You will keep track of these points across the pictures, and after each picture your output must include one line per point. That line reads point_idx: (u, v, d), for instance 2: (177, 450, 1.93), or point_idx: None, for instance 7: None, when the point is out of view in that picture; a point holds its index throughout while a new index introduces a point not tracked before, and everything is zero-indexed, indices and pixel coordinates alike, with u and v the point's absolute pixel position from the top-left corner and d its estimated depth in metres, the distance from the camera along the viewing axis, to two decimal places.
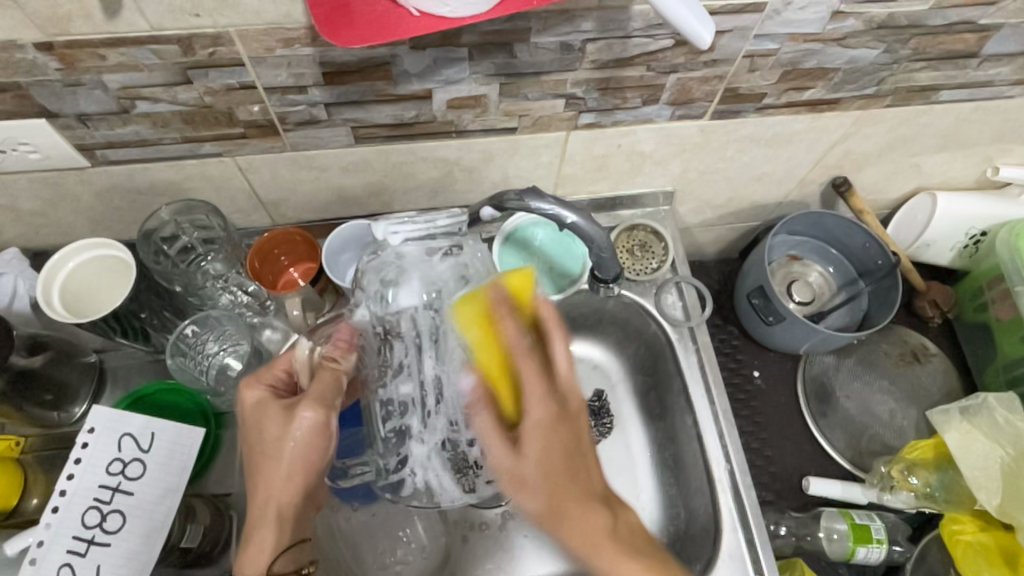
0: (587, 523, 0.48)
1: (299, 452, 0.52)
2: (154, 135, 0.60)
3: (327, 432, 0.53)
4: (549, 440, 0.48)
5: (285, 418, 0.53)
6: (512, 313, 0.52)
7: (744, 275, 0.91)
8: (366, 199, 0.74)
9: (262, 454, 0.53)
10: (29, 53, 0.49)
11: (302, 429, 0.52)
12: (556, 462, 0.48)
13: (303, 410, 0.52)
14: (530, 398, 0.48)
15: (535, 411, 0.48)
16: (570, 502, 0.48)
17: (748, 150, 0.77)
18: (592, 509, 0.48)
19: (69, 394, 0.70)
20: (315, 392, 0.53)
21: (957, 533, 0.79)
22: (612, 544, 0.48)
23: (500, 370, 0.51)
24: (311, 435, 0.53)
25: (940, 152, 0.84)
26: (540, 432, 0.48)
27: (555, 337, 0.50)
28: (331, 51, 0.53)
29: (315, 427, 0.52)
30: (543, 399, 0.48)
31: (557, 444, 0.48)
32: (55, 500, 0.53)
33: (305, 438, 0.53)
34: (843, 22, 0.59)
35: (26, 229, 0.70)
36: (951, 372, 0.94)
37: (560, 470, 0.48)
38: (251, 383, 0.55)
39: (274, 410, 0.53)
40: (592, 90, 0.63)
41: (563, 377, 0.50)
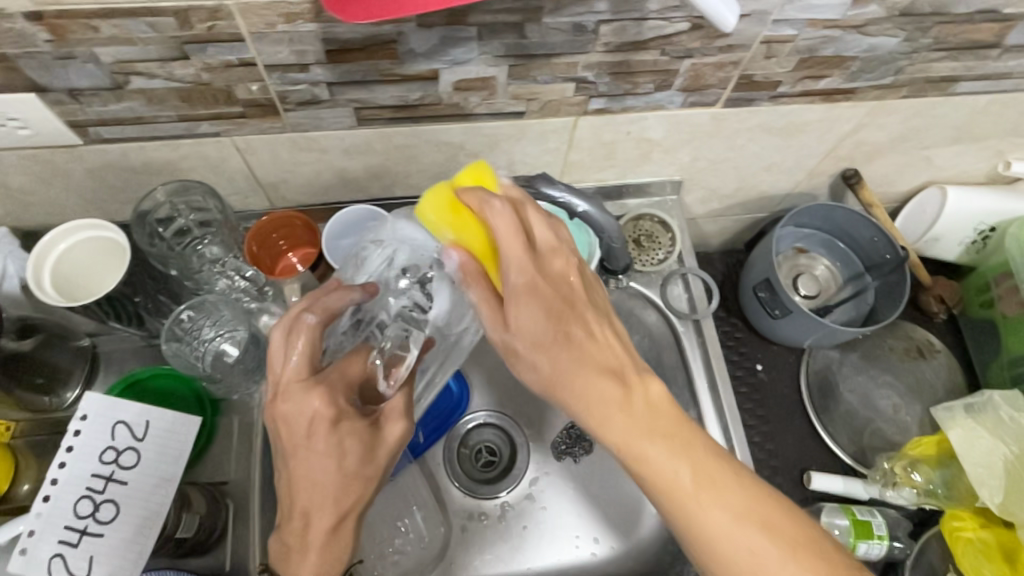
0: (594, 393, 0.48)
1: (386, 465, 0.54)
2: (149, 112, 0.58)
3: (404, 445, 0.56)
4: (538, 300, 0.48)
5: (376, 429, 0.53)
6: (496, 196, 0.50)
7: (750, 267, 0.90)
8: (368, 183, 0.72)
9: (348, 474, 0.52)
10: (17, 23, 0.47)
11: (394, 446, 0.54)
12: (541, 323, 0.48)
13: (399, 427, 0.54)
14: (512, 267, 0.48)
15: (526, 295, 0.48)
16: (570, 369, 0.48)
17: (759, 139, 0.76)
18: (603, 379, 0.49)
19: (60, 378, 0.68)
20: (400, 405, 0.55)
21: (958, 530, 0.78)
22: (624, 419, 0.48)
23: (483, 249, 0.51)
24: (396, 449, 0.54)
25: (953, 145, 0.82)
26: (528, 301, 0.48)
27: (528, 200, 0.50)
28: (335, 27, 0.51)
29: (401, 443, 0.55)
30: (528, 259, 0.48)
31: (544, 305, 0.48)
32: (46, 489, 0.52)
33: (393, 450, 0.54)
34: (864, 9, 0.58)
35: (15, 208, 0.68)
36: (956, 368, 0.94)
37: (550, 337, 0.48)
38: (330, 396, 0.51)
39: (360, 425, 0.52)
40: (603, 74, 0.61)
41: (545, 243, 0.50)
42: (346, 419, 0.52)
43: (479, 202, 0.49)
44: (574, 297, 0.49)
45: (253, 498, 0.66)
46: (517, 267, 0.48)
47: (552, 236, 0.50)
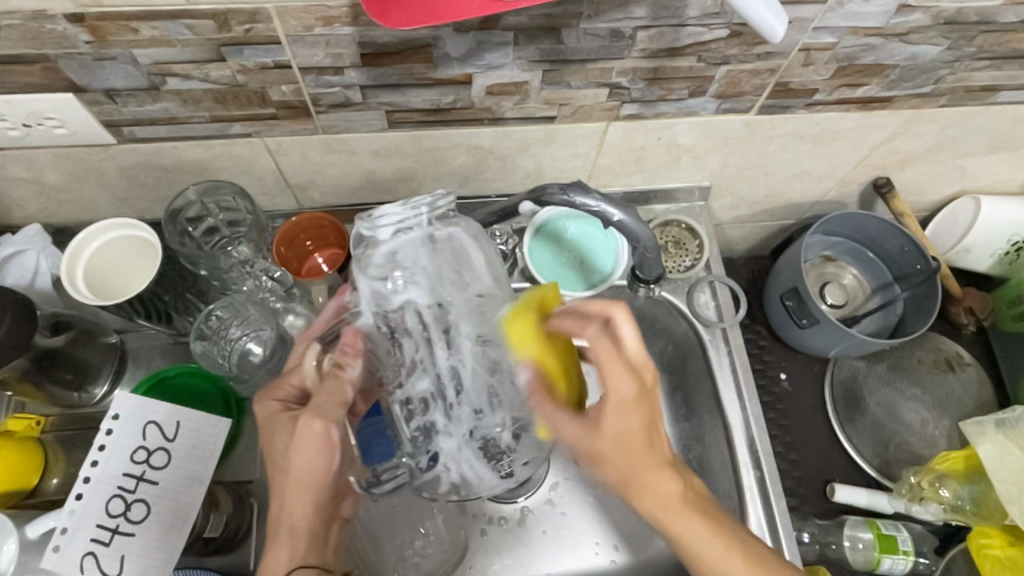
0: (664, 498, 0.50)
1: (309, 463, 0.54)
2: (183, 112, 0.58)
3: (330, 443, 0.54)
4: (628, 443, 0.48)
5: (290, 426, 0.55)
6: (565, 318, 0.49)
7: (777, 275, 0.89)
8: (396, 185, 0.72)
9: (273, 467, 0.55)
10: (59, 25, 0.47)
11: (306, 440, 0.53)
12: (639, 460, 0.49)
13: (307, 420, 0.53)
14: (605, 409, 0.48)
15: (608, 421, 0.48)
16: (650, 485, 0.49)
17: (791, 146, 0.75)
18: (674, 486, 0.50)
19: (89, 373, 0.69)
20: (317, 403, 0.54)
21: (985, 547, 0.77)
22: (698, 526, 0.50)
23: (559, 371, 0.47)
24: (316, 447, 0.54)
25: (989, 154, 0.81)
26: (623, 432, 0.48)
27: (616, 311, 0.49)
28: (372, 31, 0.51)
29: (319, 438, 0.53)
30: (614, 406, 0.48)
31: (638, 434, 0.48)
32: (79, 487, 0.53)
33: (307, 449, 0.53)
34: (908, 16, 0.56)
35: (48, 204, 0.68)
36: (985, 382, 0.92)
37: (642, 455, 0.49)
38: (261, 396, 0.57)
39: (282, 422, 0.55)
40: (638, 80, 0.60)
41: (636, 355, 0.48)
42: (273, 419, 0.56)
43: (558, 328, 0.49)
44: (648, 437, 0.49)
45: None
46: (607, 410, 0.48)
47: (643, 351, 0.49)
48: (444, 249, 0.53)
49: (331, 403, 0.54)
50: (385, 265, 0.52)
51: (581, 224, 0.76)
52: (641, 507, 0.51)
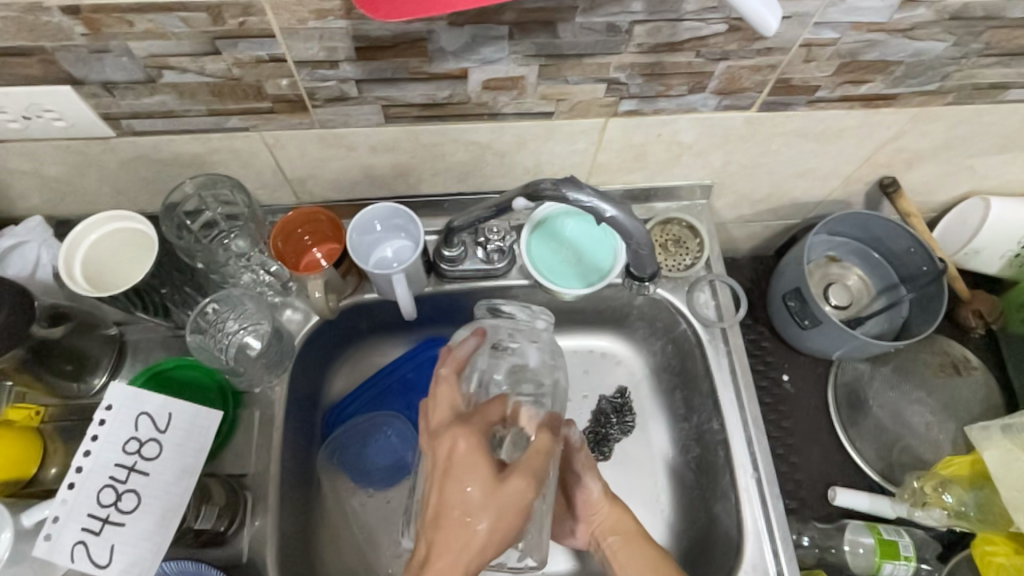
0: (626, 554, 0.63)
1: (500, 526, 0.49)
2: (180, 106, 0.58)
3: (523, 511, 0.50)
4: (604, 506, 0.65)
5: (495, 478, 0.50)
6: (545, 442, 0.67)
7: (779, 275, 0.88)
8: (394, 180, 0.72)
9: (459, 518, 0.49)
10: (54, 16, 0.48)
11: (511, 500, 0.50)
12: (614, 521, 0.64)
13: (520, 478, 0.50)
14: (587, 477, 0.65)
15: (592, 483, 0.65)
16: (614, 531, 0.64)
17: (794, 144, 0.74)
18: (637, 541, 0.63)
19: (88, 364, 0.70)
20: (533, 463, 0.52)
21: (990, 554, 0.75)
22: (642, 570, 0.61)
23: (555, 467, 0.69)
24: (513, 512, 0.50)
25: (999, 154, 0.79)
26: (605, 500, 0.65)
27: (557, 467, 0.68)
28: (366, 24, 0.51)
29: (522, 502, 0.50)
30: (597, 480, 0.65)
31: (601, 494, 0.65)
32: (71, 477, 0.53)
33: (506, 507, 0.49)
34: (912, 11, 0.55)
35: (50, 196, 0.69)
36: (993, 387, 0.90)
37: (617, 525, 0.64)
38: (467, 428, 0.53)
39: (486, 473, 0.50)
40: (636, 76, 0.60)
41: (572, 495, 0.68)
42: (477, 462, 0.51)
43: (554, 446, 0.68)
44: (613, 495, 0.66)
45: (272, 489, 0.66)
46: (586, 482, 0.65)
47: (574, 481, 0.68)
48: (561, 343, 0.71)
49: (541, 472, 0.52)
50: (548, 343, 0.68)
51: (579, 220, 0.75)
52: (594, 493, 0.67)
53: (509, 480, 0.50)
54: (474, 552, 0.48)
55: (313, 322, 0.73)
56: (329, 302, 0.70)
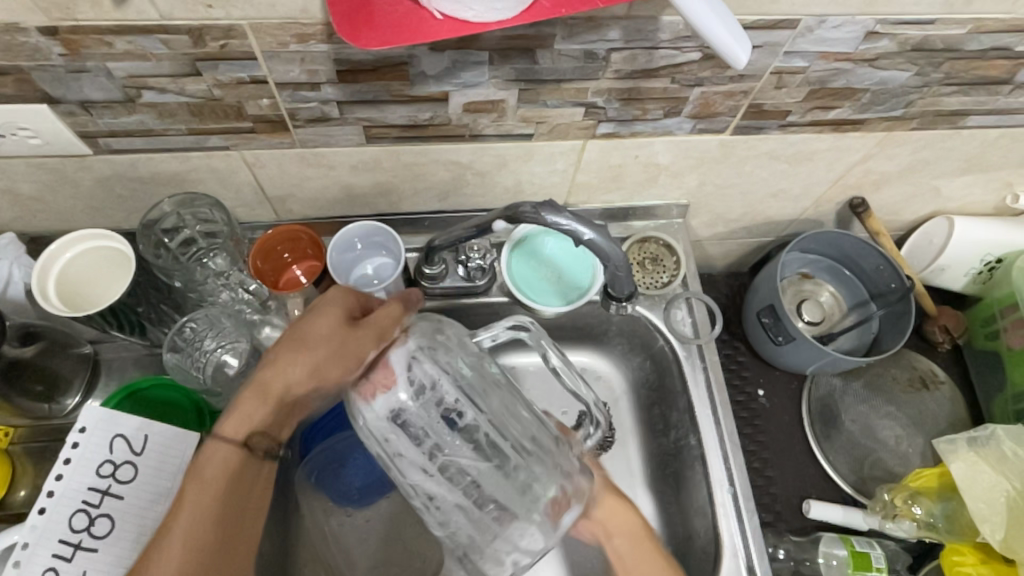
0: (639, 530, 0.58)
1: (329, 372, 0.52)
2: (159, 125, 0.58)
3: (360, 361, 0.52)
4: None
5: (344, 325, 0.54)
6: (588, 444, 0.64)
7: (754, 292, 0.90)
8: (375, 199, 0.72)
9: (294, 341, 0.54)
10: (33, 37, 0.47)
11: (345, 346, 0.52)
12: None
13: (361, 331, 0.53)
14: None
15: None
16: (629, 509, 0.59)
17: (767, 166, 0.76)
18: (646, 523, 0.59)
19: (61, 385, 0.68)
20: (378, 323, 0.54)
21: (958, 565, 0.78)
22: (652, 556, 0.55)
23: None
24: (338, 357, 0.52)
25: (961, 176, 0.82)
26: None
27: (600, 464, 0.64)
28: (347, 48, 0.51)
29: (352, 353, 0.52)
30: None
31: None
32: (43, 501, 0.53)
33: (341, 352, 0.52)
34: (876, 43, 0.58)
35: (22, 213, 0.68)
36: (958, 401, 0.93)
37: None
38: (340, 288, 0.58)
39: (335, 319, 0.54)
40: (613, 100, 0.61)
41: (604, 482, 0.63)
42: (330, 310, 0.55)
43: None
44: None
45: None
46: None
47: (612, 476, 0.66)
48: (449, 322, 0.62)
49: (386, 331, 0.53)
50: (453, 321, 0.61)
51: (559, 239, 0.76)
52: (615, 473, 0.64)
53: (344, 329, 0.53)
54: (289, 387, 0.53)
55: None
56: None
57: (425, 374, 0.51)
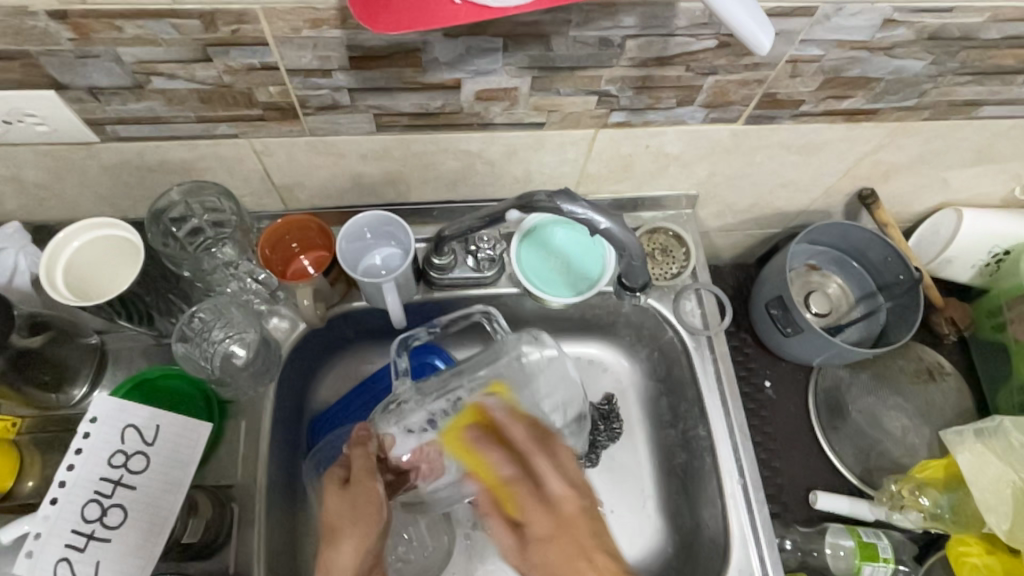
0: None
1: (373, 531, 0.56)
2: (168, 112, 0.57)
3: (378, 500, 0.57)
4: (561, 531, 0.51)
5: (349, 494, 0.58)
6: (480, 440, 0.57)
7: (761, 284, 0.89)
8: (383, 188, 0.72)
9: (329, 536, 0.56)
10: (41, 21, 0.47)
11: (371, 504, 0.57)
12: (556, 564, 0.50)
13: (368, 482, 0.58)
14: (531, 507, 0.52)
15: (563, 451, 0.56)
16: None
17: (777, 157, 0.75)
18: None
19: (68, 375, 0.68)
20: (359, 475, 0.58)
21: (963, 555, 0.78)
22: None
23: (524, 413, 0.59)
24: (369, 506, 0.57)
25: (970, 168, 0.82)
26: (543, 545, 0.51)
27: (516, 442, 0.56)
28: (360, 34, 0.50)
29: (373, 498, 0.57)
30: (561, 480, 0.53)
31: (550, 528, 0.51)
32: (54, 492, 0.53)
33: (364, 513, 0.57)
34: (893, 31, 0.57)
35: (28, 201, 0.67)
36: (964, 393, 0.93)
37: (559, 562, 0.50)
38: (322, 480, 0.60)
39: (342, 501, 0.57)
40: (627, 88, 0.61)
41: (550, 490, 0.53)
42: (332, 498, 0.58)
43: (478, 436, 0.57)
44: (539, 429, 0.57)
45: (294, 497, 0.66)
46: (546, 486, 0.53)
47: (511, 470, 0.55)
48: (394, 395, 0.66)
49: (370, 469, 0.59)
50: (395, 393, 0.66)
51: (568, 229, 0.76)
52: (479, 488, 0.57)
53: (338, 499, 0.57)
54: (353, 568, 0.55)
55: (300, 331, 0.72)
56: (318, 310, 0.69)
57: (422, 419, 0.62)
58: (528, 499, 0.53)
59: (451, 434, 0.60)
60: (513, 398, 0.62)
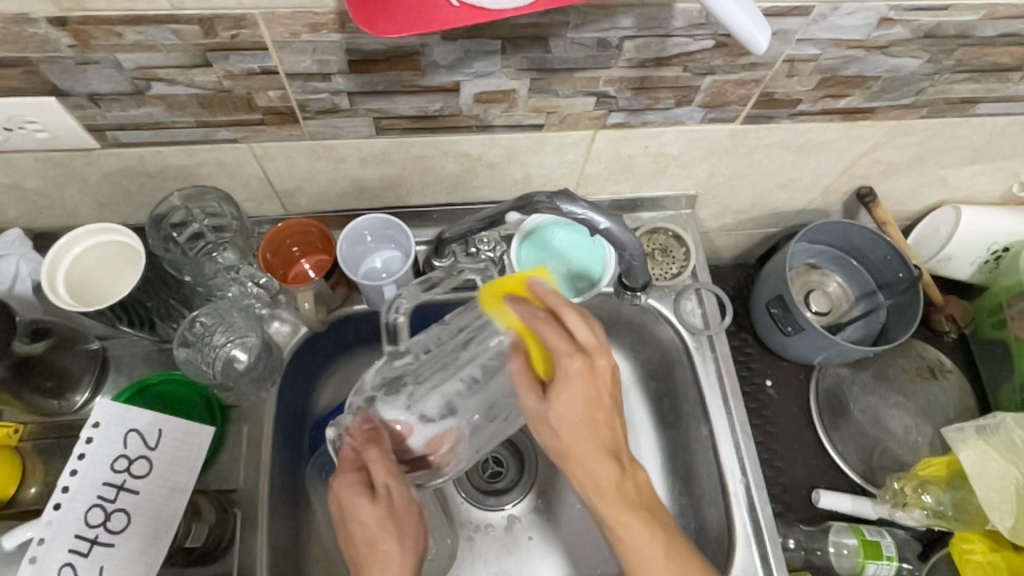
0: (597, 475, 0.53)
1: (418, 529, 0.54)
2: (168, 118, 0.57)
3: (411, 501, 0.55)
4: (589, 387, 0.51)
5: (381, 498, 0.53)
6: (525, 307, 0.53)
7: (761, 283, 0.89)
8: (383, 192, 0.72)
9: (367, 546, 0.53)
10: (42, 28, 0.47)
11: (403, 502, 0.54)
12: (577, 403, 0.51)
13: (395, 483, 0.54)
14: (554, 341, 0.51)
15: (576, 323, 0.51)
16: (589, 457, 0.53)
17: (776, 156, 0.75)
18: (606, 459, 0.53)
19: (69, 381, 0.68)
20: (384, 480, 0.54)
21: (967, 553, 0.79)
22: (620, 499, 0.53)
23: (524, 326, 0.53)
24: (405, 508, 0.54)
25: (968, 165, 0.82)
26: (578, 380, 0.51)
27: (564, 310, 0.52)
28: (359, 38, 0.51)
29: (407, 499, 0.54)
30: (586, 330, 0.51)
31: (583, 390, 0.51)
32: (57, 497, 0.52)
33: (405, 520, 0.54)
34: (889, 29, 0.57)
35: (29, 208, 0.67)
36: (966, 390, 0.93)
37: (580, 425, 0.52)
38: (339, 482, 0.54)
39: (374, 509, 0.53)
40: (625, 89, 0.61)
41: (584, 336, 0.51)
42: (360, 504, 0.53)
43: (520, 305, 0.53)
44: (559, 312, 0.52)
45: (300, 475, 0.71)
46: (567, 328, 0.52)
47: (589, 332, 0.51)
48: (394, 371, 0.60)
49: (394, 472, 0.55)
50: (392, 369, 0.60)
51: (568, 231, 0.76)
52: (550, 436, 0.55)
53: (376, 511, 0.53)
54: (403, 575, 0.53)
55: (301, 335, 0.72)
56: (319, 314, 0.69)
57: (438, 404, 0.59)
58: (553, 335, 0.51)
59: (495, 301, 0.54)
60: (533, 302, 0.54)
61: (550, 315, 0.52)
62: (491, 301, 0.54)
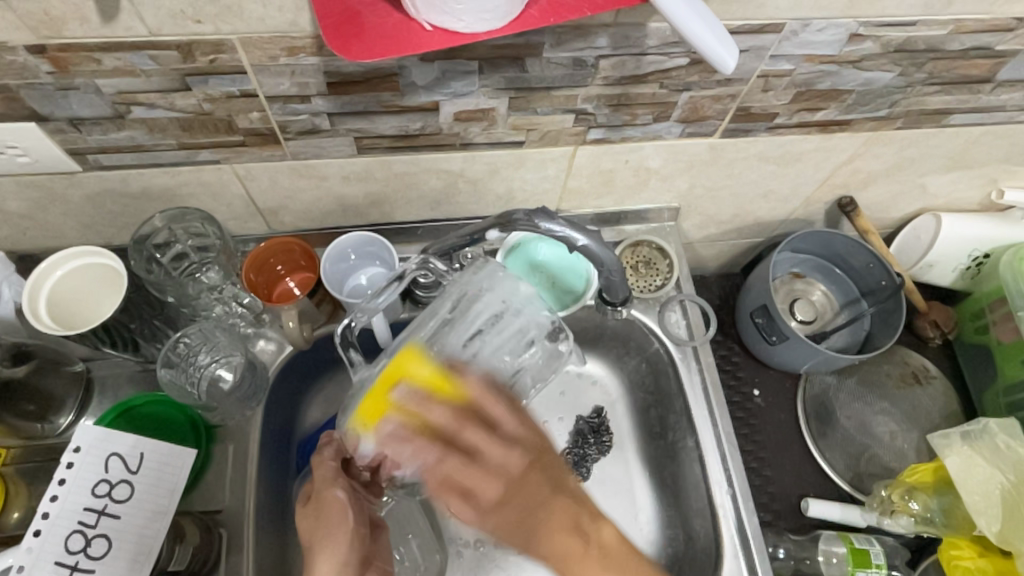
0: (561, 551, 0.52)
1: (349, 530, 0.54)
2: (149, 140, 0.58)
3: (343, 505, 0.55)
4: (513, 492, 0.52)
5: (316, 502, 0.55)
6: (395, 427, 0.54)
7: (746, 293, 0.90)
8: (367, 209, 0.72)
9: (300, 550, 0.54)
10: (20, 55, 0.47)
11: (335, 506, 0.55)
12: (509, 522, 0.52)
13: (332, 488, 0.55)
14: (481, 476, 0.52)
15: (471, 375, 0.56)
16: (545, 530, 0.52)
17: (756, 168, 0.76)
18: (568, 534, 0.52)
19: (53, 404, 0.68)
20: (317, 487, 0.56)
21: (956, 559, 0.78)
22: (587, 564, 0.52)
23: (438, 376, 0.55)
24: (335, 511, 0.54)
25: (946, 173, 0.83)
26: (494, 510, 0.52)
27: (490, 403, 0.54)
28: (337, 61, 0.51)
29: (339, 502, 0.55)
30: (498, 449, 0.52)
31: (501, 488, 0.52)
32: (37, 523, 0.52)
33: (329, 522, 0.54)
34: (860, 45, 0.58)
35: (12, 231, 0.67)
36: (951, 395, 0.94)
37: (512, 527, 0.52)
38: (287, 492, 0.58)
39: (305, 513, 0.55)
40: (602, 106, 0.62)
41: (513, 430, 0.54)
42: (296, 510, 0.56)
43: (400, 423, 0.54)
44: (441, 391, 0.55)
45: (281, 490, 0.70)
46: (486, 459, 0.52)
47: (515, 431, 0.54)
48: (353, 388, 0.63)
49: (328, 478, 0.56)
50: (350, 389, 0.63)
51: (552, 245, 0.76)
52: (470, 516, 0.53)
53: (301, 515, 0.55)
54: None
55: (286, 354, 0.72)
56: (304, 332, 0.69)
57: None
58: (479, 443, 0.52)
59: (369, 423, 0.54)
60: (428, 360, 0.56)
61: (465, 408, 0.54)
62: (368, 422, 0.55)
